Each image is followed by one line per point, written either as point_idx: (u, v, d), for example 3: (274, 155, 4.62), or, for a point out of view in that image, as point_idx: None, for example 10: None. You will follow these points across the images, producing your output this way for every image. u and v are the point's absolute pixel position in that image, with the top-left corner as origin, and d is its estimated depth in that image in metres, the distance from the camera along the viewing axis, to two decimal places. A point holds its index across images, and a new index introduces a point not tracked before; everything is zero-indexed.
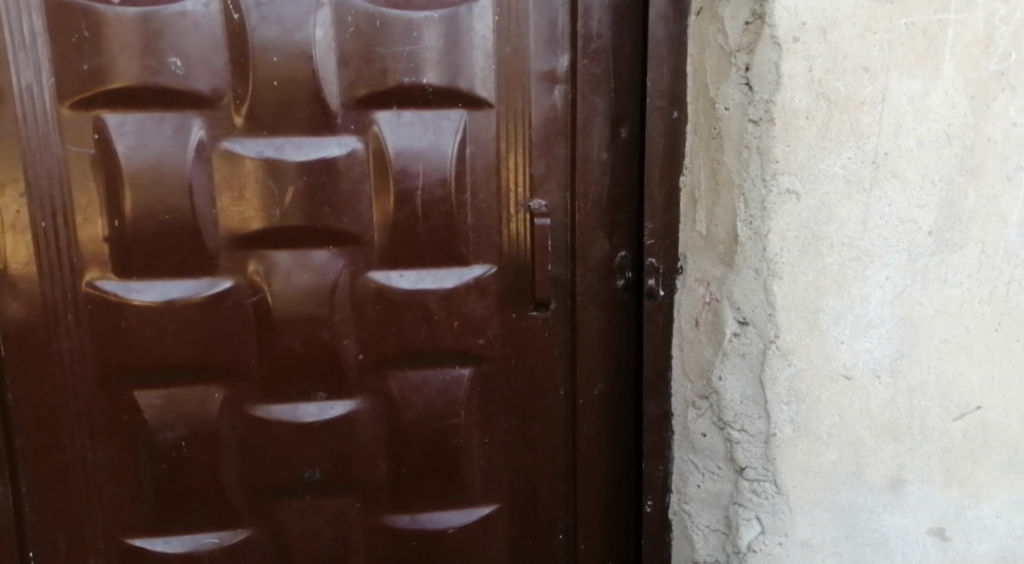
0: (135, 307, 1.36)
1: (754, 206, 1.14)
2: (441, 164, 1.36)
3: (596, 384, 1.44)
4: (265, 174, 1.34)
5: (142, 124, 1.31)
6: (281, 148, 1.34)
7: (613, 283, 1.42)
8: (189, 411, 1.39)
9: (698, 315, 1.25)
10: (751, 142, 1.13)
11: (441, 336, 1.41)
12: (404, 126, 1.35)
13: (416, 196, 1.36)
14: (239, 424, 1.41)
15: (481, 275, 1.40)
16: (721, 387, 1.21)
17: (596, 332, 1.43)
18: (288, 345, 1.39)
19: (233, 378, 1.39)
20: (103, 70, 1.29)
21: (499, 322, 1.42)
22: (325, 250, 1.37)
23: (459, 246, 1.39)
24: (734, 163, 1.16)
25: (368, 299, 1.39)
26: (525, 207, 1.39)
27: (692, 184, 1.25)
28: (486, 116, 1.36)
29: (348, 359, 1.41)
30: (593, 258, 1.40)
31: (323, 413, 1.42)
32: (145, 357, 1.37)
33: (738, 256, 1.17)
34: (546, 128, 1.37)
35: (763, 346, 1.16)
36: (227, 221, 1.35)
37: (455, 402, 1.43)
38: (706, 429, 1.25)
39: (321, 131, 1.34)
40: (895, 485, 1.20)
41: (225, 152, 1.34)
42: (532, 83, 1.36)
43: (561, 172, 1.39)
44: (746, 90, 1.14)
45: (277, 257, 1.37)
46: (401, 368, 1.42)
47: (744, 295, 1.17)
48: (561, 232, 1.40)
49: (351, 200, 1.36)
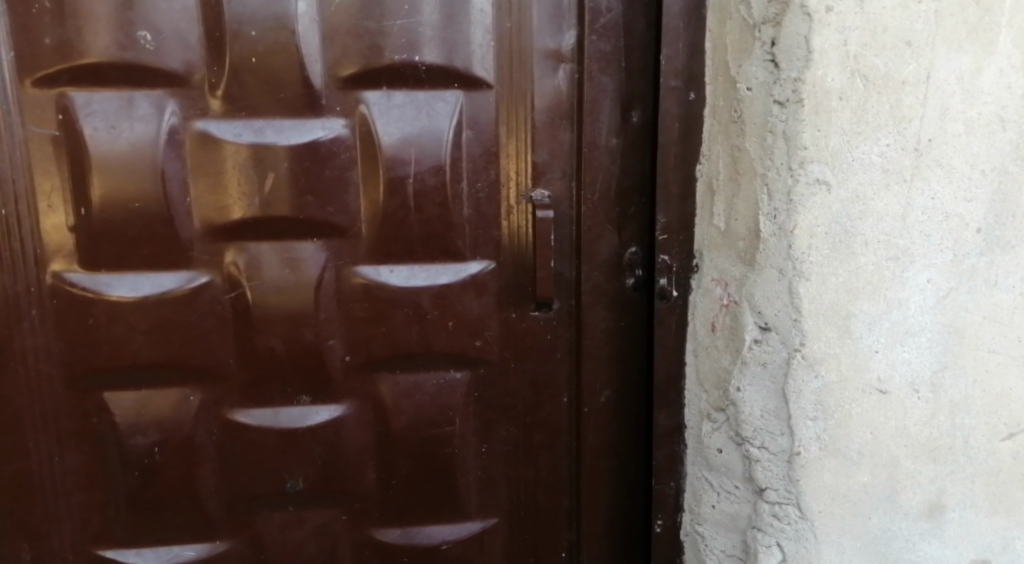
0: (103, 302, 1.25)
1: (778, 199, 1.01)
2: (435, 149, 1.24)
3: (602, 392, 1.31)
4: (245, 159, 1.23)
5: (110, 104, 1.21)
6: (261, 131, 1.23)
7: (622, 282, 1.28)
8: (163, 415, 1.29)
9: (715, 319, 1.13)
10: (777, 126, 1.00)
11: (434, 336, 1.30)
12: (395, 108, 1.23)
13: (407, 185, 1.25)
14: (217, 430, 1.30)
15: (478, 272, 1.28)
16: (740, 400, 1.09)
17: (603, 336, 1.30)
18: (268, 344, 1.28)
19: (209, 380, 1.29)
20: (67, 45, 1.19)
21: (497, 323, 1.30)
22: (309, 243, 1.26)
23: (454, 240, 1.27)
24: (755, 150, 1.03)
25: (355, 296, 1.28)
26: (526, 198, 1.27)
27: (709, 173, 1.13)
28: (483, 98, 1.24)
29: (333, 361, 1.30)
30: (601, 254, 1.27)
31: (307, 418, 1.31)
32: (115, 357, 1.27)
33: (759, 254, 1.04)
34: (550, 112, 1.25)
35: (787, 355, 1.03)
36: (201, 210, 1.24)
37: (449, 408, 1.32)
38: (723, 444, 1.14)
39: (304, 112, 1.23)
40: (935, 511, 1.07)
41: (199, 135, 1.23)
42: (534, 62, 1.23)
43: (566, 159, 1.26)
44: (771, 67, 1.00)
45: (257, 249, 1.26)
46: (390, 371, 1.30)
47: (766, 298, 1.04)
48: (565, 225, 1.27)
49: (337, 189, 1.25)
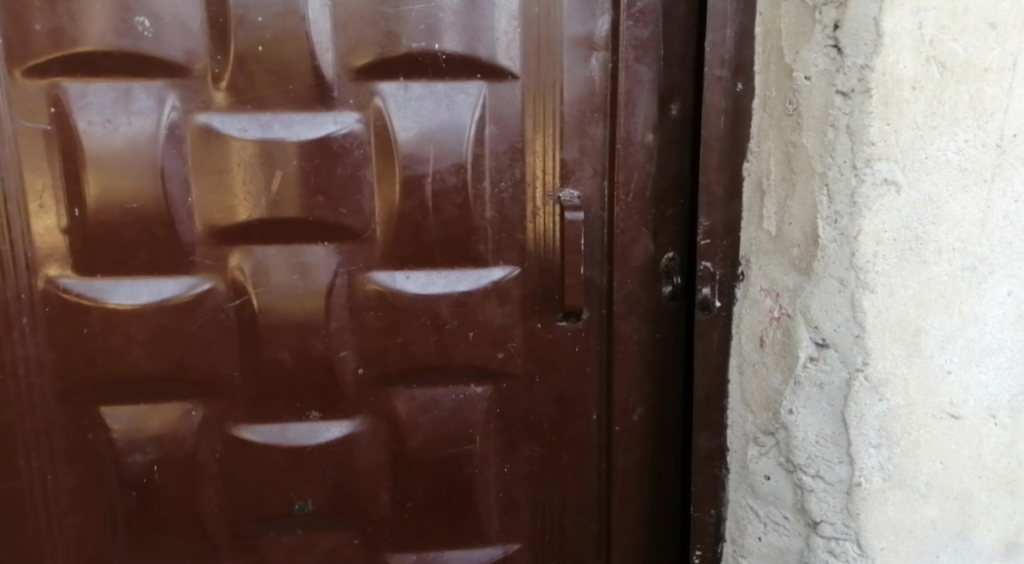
0: (99, 310, 1.16)
1: (840, 202, 0.91)
2: (456, 145, 1.15)
3: (635, 409, 1.20)
4: (250, 156, 1.14)
5: (106, 96, 1.11)
6: (268, 125, 1.13)
7: (658, 290, 1.18)
8: (163, 431, 1.20)
9: (764, 333, 1.03)
10: (839, 119, 0.90)
11: (453, 348, 1.20)
12: (413, 101, 1.14)
13: (425, 184, 1.15)
14: (219, 447, 1.21)
15: (501, 278, 1.18)
16: (792, 423, 0.99)
17: (637, 349, 1.19)
18: (274, 356, 1.19)
19: (211, 394, 1.19)
20: (60, 32, 1.10)
21: (522, 334, 1.20)
22: (319, 246, 1.16)
23: (476, 244, 1.17)
24: (813, 147, 0.93)
25: (368, 304, 1.18)
26: (553, 199, 1.16)
27: (759, 172, 1.03)
28: (509, 90, 1.14)
29: (345, 374, 1.20)
30: (635, 259, 1.17)
31: (316, 435, 1.21)
32: (111, 369, 1.18)
33: (818, 262, 0.94)
34: (581, 105, 1.14)
35: (848, 375, 0.93)
36: (203, 211, 1.15)
37: (470, 425, 1.22)
38: (771, 471, 1.03)
39: (314, 105, 1.13)
40: (1012, 551, 0.97)
41: (201, 129, 1.13)
42: (564, 50, 1.13)
43: (598, 156, 1.15)
44: (833, 54, 0.90)
45: (263, 253, 1.16)
46: (406, 385, 1.21)
47: (824, 311, 0.94)
48: (597, 228, 1.17)
49: (349, 188, 1.15)
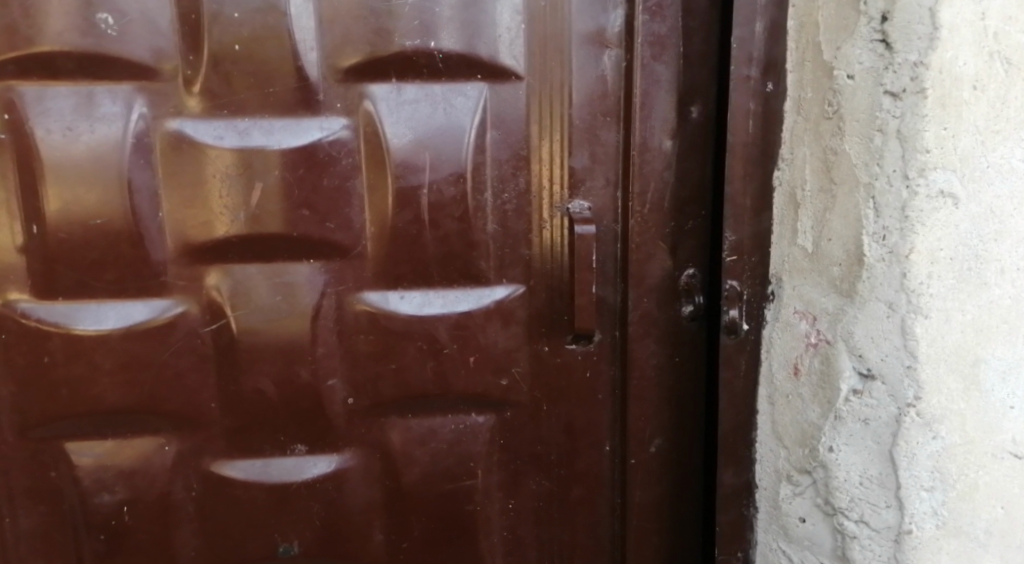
0: (60, 337, 1.05)
1: (889, 217, 0.82)
2: (455, 153, 1.04)
3: (652, 440, 1.10)
4: (228, 166, 1.03)
5: (67, 101, 1.01)
6: (246, 132, 1.03)
7: (677, 310, 1.07)
8: (134, 468, 1.09)
9: (798, 360, 0.94)
10: (888, 124, 0.81)
11: (453, 375, 1.09)
12: (407, 104, 1.03)
13: (421, 196, 1.05)
14: (196, 485, 1.10)
15: (504, 298, 1.08)
16: (832, 462, 0.90)
17: (654, 374, 1.09)
18: (255, 385, 1.08)
19: (187, 428, 1.08)
20: (14, 30, 0.99)
21: (527, 358, 1.10)
22: (304, 265, 1.06)
23: (476, 261, 1.07)
24: (857, 155, 0.83)
25: (359, 328, 1.07)
26: (562, 210, 1.06)
27: (791, 181, 0.93)
28: (512, 92, 1.04)
29: (334, 405, 1.09)
30: (652, 277, 1.06)
31: (303, 471, 1.11)
32: (75, 401, 1.06)
33: (863, 284, 0.85)
34: (591, 108, 1.04)
35: (898, 410, 0.85)
36: (175, 227, 1.04)
37: (471, 458, 1.12)
38: (807, 513, 0.95)
39: (297, 109, 1.02)
40: None
41: (172, 137, 1.02)
42: (573, 47, 1.03)
43: (611, 163, 1.05)
44: (881, 49, 0.81)
45: (242, 272, 1.05)
46: (401, 415, 1.10)
47: (870, 339, 0.85)
48: (609, 243, 1.06)
49: (337, 201, 1.04)
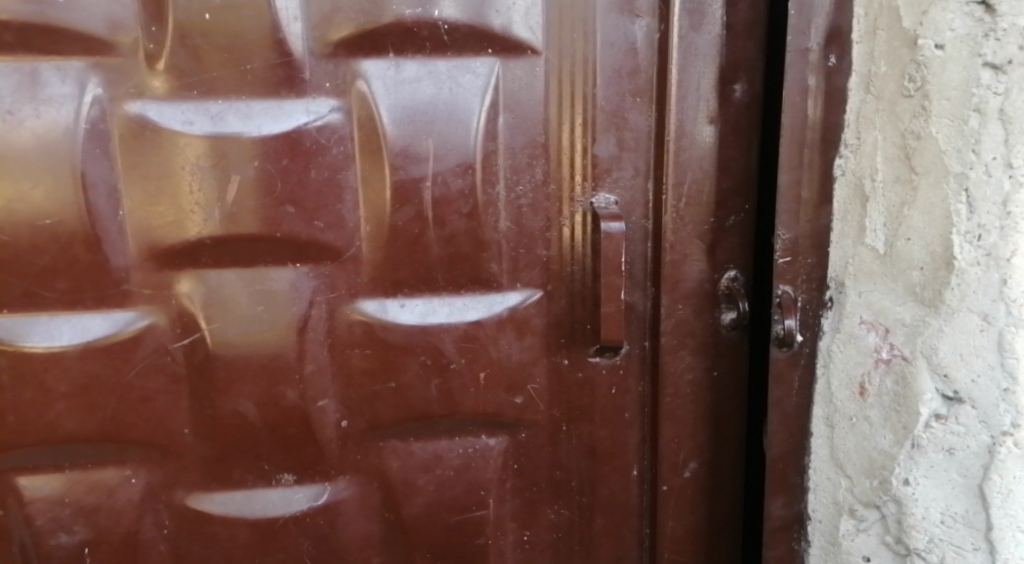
0: (4, 356, 0.90)
1: (986, 213, 0.70)
2: (462, 140, 0.91)
3: (687, 464, 0.98)
4: (198, 156, 0.89)
5: (8, 80, 0.86)
6: (220, 117, 0.88)
7: (717, 317, 0.94)
8: (95, 504, 0.95)
9: (865, 379, 0.81)
10: (988, 101, 0.69)
11: (461, 393, 0.96)
12: (407, 84, 0.89)
13: (423, 190, 0.91)
14: (168, 522, 0.96)
15: (518, 305, 0.95)
16: (908, 497, 0.78)
17: (689, 390, 0.96)
18: (234, 408, 0.94)
19: (156, 458, 0.94)
20: None
21: (545, 373, 0.96)
22: (289, 270, 0.92)
23: (487, 264, 0.93)
24: (948, 140, 0.71)
25: (353, 341, 0.94)
26: (585, 205, 0.93)
27: (858, 170, 0.81)
28: (528, 69, 0.90)
29: (325, 428, 0.96)
30: (688, 280, 0.93)
31: (290, 504, 0.97)
32: (24, 430, 0.92)
33: (951, 291, 0.73)
34: (619, 86, 0.90)
35: (991, 439, 0.73)
36: (138, 228, 0.90)
37: (481, 486, 0.98)
38: (873, 552, 0.83)
39: (278, 90, 0.88)
40: None
41: (133, 123, 0.88)
42: (599, 17, 0.89)
43: (641, 150, 0.92)
44: (979, 12, 0.69)
45: (217, 279, 0.91)
46: (401, 439, 0.97)
47: (957, 355, 0.73)
48: (639, 241, 0.93)
49: (327, 196, 0.90)
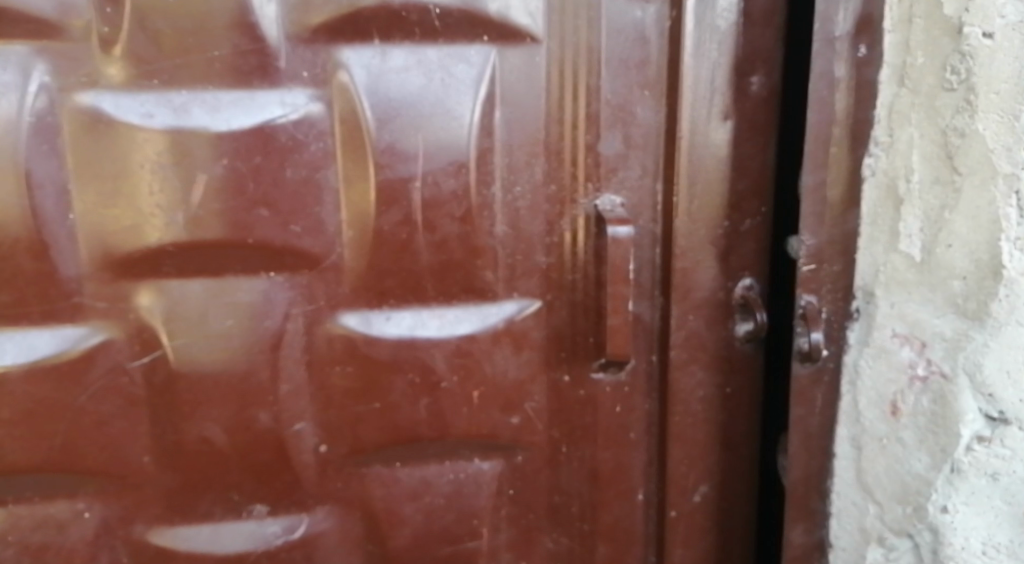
0: None
1: None
2: (454, 136, 0.82)
3: (697, 487, 0.91)
4: (158, 152, 0.79)
5: None
6: (184, 109, 0.79)
7: (731, 329, 0.88)
8: (43, 542, 0.84)
9: (896, 398, 0.74)
10: None
11: (452, 414, 0.88)
12: (394, 73, 0.81)
13: (412, 191, 0.83)
14: (126, 560, 0.86)
15: (515, 316, 0.86)
16: (947, 526, 0.71)
17: (700, 408, 0.89)
18: (200, 433, 0.85)
19: (112, 489, 0.84)
20: None
21: (544, 391, 0.88)
22: (261, 279, 0.82)
23: (481, 272, 0.85)
24: (997, 137, 0.66)
25: (333, 357, 0.85)
26: (589, 208, 0.85)
27: (890, 170, 0.74)
28: (527, 59, 0.82)
29: (302, 454, 0.86)
30: (699, 290, 0.86)
31: (263, 539, 0.88)
32: None
33: (998, 303, 0.67)
34: (626, 78, 0.83)
35: None
36: (91, 234, 0.80)
37: (474, 514, 0.90)
38: None
39: (249, 79, 0.79)
40: None
41: (85, 115, 0.78)
42: (606, 1, 0.81)
43: (649, 148, 0.84)
44: None
45: (181, 290, 0.82)
46: (387, 465, 0.88)
47: (1005, 373, 0.68)
48: (647, 246, 0.86)
49: (304, 198, 0.81)
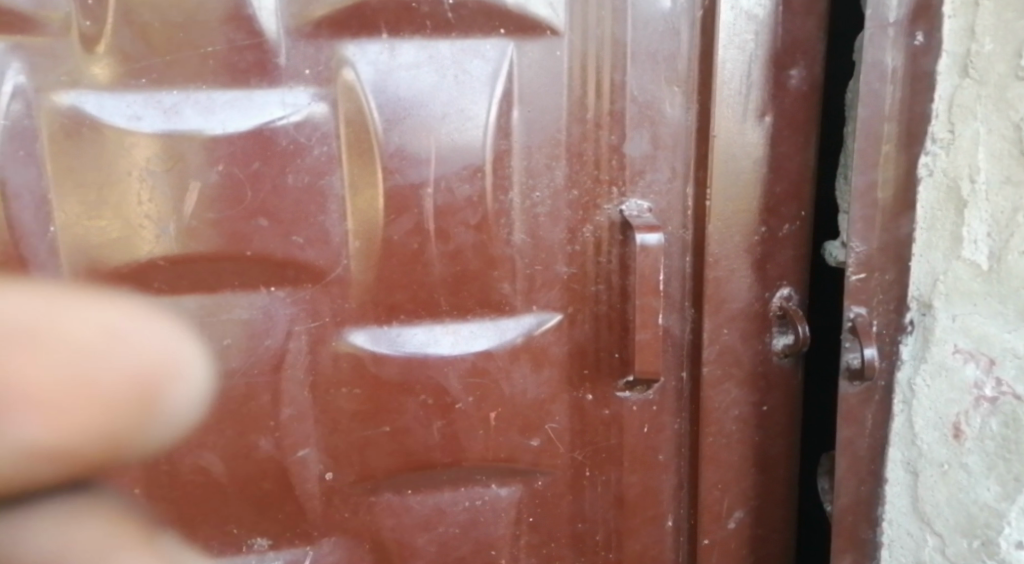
0: None
1: None
2: (469, 138, 0.76)
3: (732, 514, 0.85)
4: (148, 158, 0.72)
5: None
6: (175, 110, 0.72)
7: (768, 343, 0.82)
8: None
9: (960, 419, 0.68)
10: None
11: (467, 437, 0.81)
12: (404, 70, 0.74)
13: (424, 198, 0.76)
14: None
15: (535, 331, 0.80)
16: None
17: (735, 428, 0.83)
18: (196, 463, 0.77)
19: None
20: None
21: (566, 411, 0.82)
22: (260, 294, 0.76)
23: (498, 284, 0.79)
24: None
25: (339, 379, 0.78)
26: (614, 214, 0.78)
27: (950, 169, 0.68)
28: (547, 53, 0.75)
29: (306, 483, 0.80)
30: (734, 301, 0.80)
31: None
32: None
33: None
34: (654, 74, 0.77)
35: None
36: (74, 248, 0.72)
37: (492, 545, 0.84)
38: None
39: (245, 77, 0.72)
40: None
41: (67, 117, 0.70)
42: None
43: (678, 148, 0.78)
44: None
45: (175, 308, 0.74)
46: (397, 493, 0.81)
47: None
48: (677, 255, 0.80)
49: (306, 206, 0.75)
